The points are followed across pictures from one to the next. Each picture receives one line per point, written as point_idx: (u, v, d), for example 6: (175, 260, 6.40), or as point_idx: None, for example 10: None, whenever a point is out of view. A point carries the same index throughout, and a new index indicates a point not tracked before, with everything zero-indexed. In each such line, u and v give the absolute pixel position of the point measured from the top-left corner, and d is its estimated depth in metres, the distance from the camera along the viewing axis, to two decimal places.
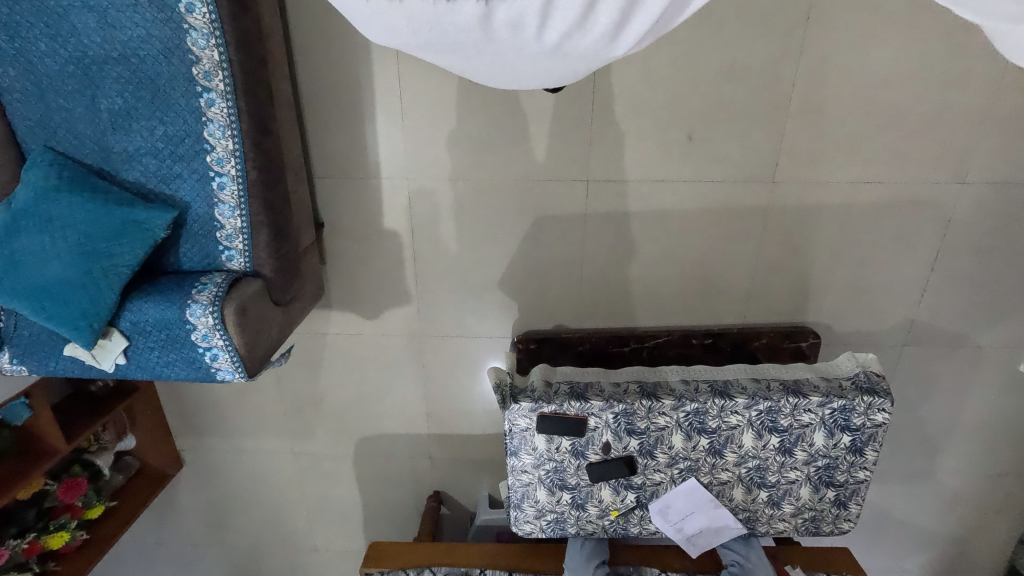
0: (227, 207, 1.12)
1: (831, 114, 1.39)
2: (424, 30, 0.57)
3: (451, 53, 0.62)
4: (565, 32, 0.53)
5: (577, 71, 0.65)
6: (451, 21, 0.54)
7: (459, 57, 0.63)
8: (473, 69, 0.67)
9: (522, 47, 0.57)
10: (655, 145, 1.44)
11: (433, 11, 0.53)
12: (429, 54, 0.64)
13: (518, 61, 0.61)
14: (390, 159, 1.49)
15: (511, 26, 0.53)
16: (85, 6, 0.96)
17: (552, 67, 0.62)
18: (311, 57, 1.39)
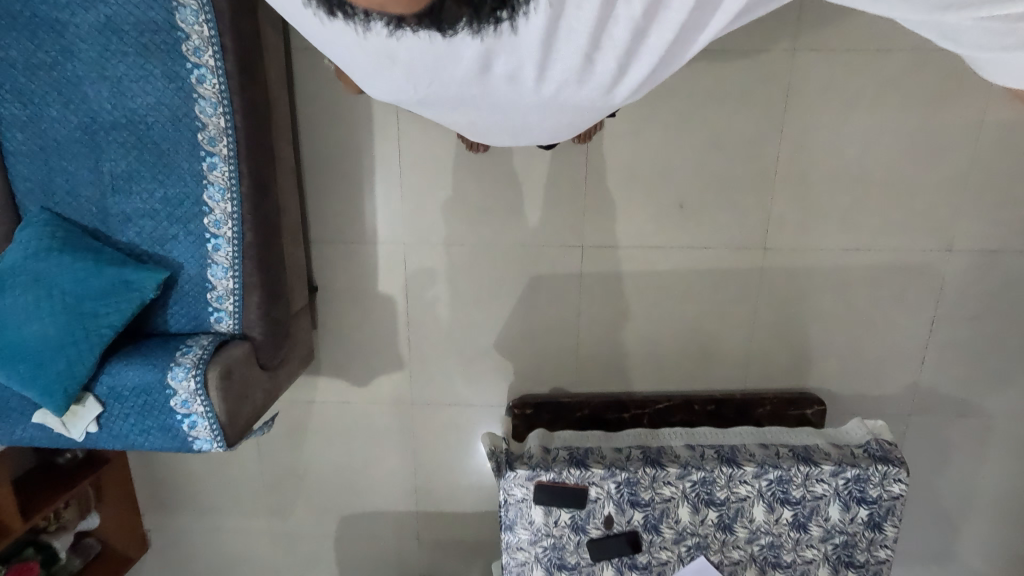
0: (220, 268, 1.11)
1: (814, 185, 1.44)
2: (421, 84, 0.57)
3: (450, 110, 0.63)
4: (560, 82, 0.54)
5: (573, 125, 0.67)
6: (449, 73, 0.55)
7: (456, 113, 0.64)
8: (470, 126, 0.68)
9: (520, 100, 0.58)
10: (647, 213, 1.48)
11: (432, 61, 0.53)
12: (425, 110, 0.65)
13: (515, 116, 0.62)
14: (388, 224, 1.51)
15: (507, 75, 0.54)
16: (100, 76, 1.00)
17: (549, 121, 0.63)
18: (314, 128, 1.44)
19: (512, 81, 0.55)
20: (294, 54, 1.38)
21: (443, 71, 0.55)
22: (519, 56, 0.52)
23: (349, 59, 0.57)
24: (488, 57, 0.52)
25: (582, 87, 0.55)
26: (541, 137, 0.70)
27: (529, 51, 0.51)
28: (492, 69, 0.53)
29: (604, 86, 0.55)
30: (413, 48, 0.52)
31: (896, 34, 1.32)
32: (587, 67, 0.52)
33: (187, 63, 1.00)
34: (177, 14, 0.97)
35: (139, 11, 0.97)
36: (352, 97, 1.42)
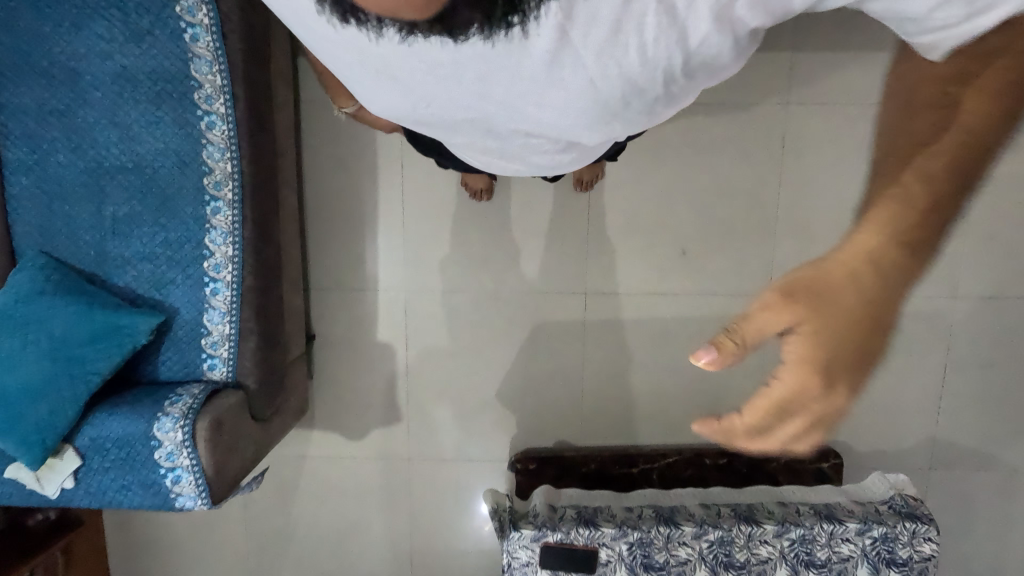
0: (217, 312, 1.08)
1: (814, 232, 1.46)
2: (413, 102, 0.50)
3: (442, 130, 0.55)
4: (585, 108, 0.48)
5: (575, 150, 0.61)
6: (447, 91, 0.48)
7: (449, 136, 0.57)
8: (464, 146, 0.61)
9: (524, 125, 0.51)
10: (650, 260, 1.48)
11: (441, 77, 0.46)
12: (414, 128, 0.57)
13: (527, 142, 0.55)
14: (389, 271, 1.50)
15: (514, 98, 0.47)
16: (111, 122, 1.01)
17: (553, 148, 0.57)
18: (319, 176, 1.46)
19: (518, 105, 0.48)
20: (302, 106, 1.41)
21: (441, 88, 0.47)
22: (531, 77, 0.45)
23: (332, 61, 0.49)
24: (495, 74, 0.45)
25: (595, 112, 0.48)
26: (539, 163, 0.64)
27: (543, 70, 0.44)
28: (498, 89, 0.46)
29: (617, 112, 0.49)
30: (410, 56, 0.45)
31: (884, 89, 1.38)
32: (605, 89, 0.46)
33: (198, 110, 1.02)
34: (191, 64, 1.00)
35: (155, 61, 1.00)
36: (358, 148, 1.45)
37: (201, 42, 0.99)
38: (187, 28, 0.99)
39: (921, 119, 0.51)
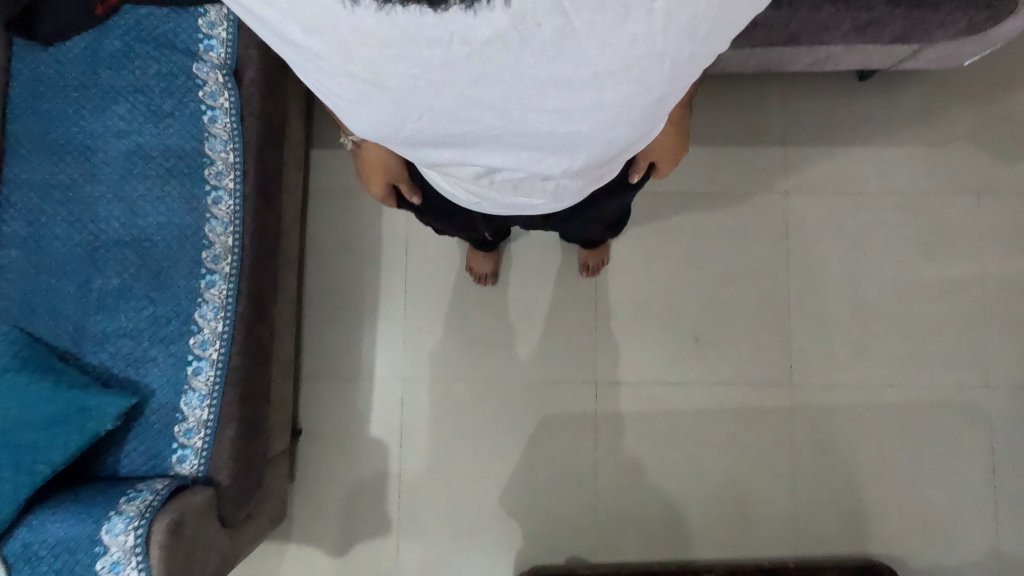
0: (196, 394, 0.98)
1: (829, 319, 1.41)
2: (399, 102, 0.44)
3: (425, 142, 0.50)
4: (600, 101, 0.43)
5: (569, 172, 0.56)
6: (436, 88, 0.42)
7: (434, 149, 0.51)
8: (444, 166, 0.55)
9: (520, 129, 0.46)
10: (662, 347, 1.41)
11: (436, 75, 0.41)
12: (392, 143, 0.51)
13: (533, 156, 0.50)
14: (387, 360, 1.42)
15: (519, 96, 0.42)
16: (116, 197, 1.00)
17: (548, 167, 0.51)
18: (321, 261, 1.43)
19: (514, 104, 0.43)
20: (310, 194, 1.43)
21: (430, 89, 0.42)
22: (532, 72, 0.40)
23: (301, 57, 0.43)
24: (492, 66, 0.40)
25: (601, 112, 0.44)
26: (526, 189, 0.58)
27: (545, 60, 0.39)
28: (492, 84, 0.41)
29: (622, 113, 0.45)
30: (395, 50, 0.40)
31: (878, 179, 1.42)
32: (610, 85, 0.42)
33: (206, 185, 1.01)
34: (206, 142, 1.02)
35: (171, 140, 1.02)
36: (362, 234, 1.44)
37: (219, 123, 1.02)
38: (207, 109, 1.02)
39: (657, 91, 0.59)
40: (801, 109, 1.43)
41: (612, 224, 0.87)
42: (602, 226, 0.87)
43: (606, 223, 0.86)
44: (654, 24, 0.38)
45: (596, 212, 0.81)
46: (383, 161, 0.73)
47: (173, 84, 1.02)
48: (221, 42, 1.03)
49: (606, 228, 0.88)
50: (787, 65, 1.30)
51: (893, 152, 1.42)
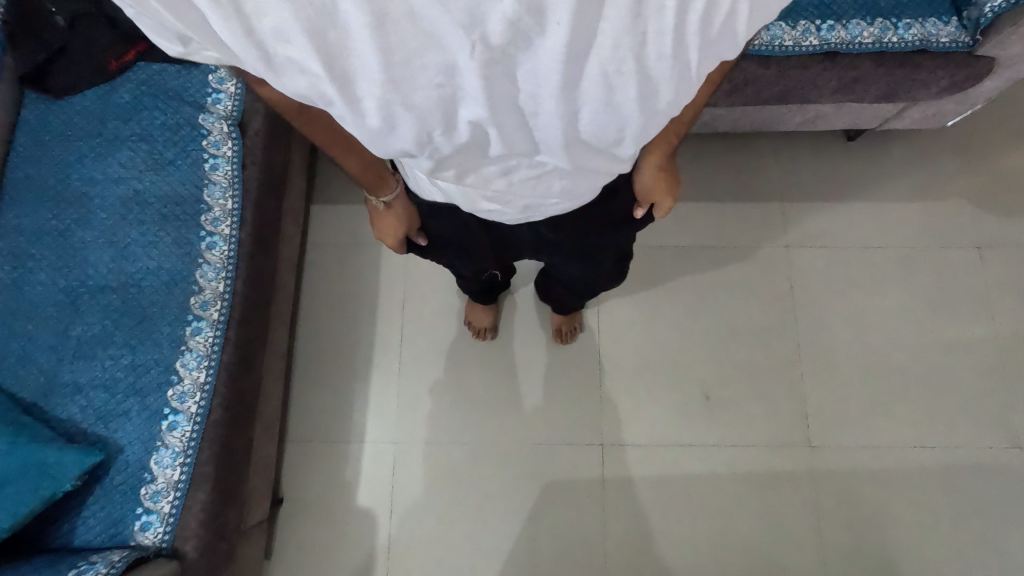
0: (169, 452, 0.90)
1: (843, 375, 1.35)
2: (416, 121, 0.43)
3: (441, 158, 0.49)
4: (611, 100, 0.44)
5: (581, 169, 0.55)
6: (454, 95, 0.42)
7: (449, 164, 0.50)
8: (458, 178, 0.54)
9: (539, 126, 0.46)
10: (671, 405, 1.33)
11: (454, 85, 0.41)
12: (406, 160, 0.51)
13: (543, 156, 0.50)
14: (379, 420, 1.33)
15: (534, 94, 0.43)
16: (107, 242, 0.98)
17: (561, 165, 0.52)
18: (314, 317, 1.38)
19: (532, 98, 0.43)
20: (307, 249, 1.41)
21: (448, 99, 0.42)
22: (547, 72, 0.41)
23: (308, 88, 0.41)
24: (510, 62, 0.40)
25: (619, 102, 0.44)
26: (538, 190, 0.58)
27: (561, 61, 0.40)
28: (511, 80, 0.42)
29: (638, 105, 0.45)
30: (415, 63, 0.39)
31: (877, 234, 1.43)
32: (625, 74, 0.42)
33: (202, 231, 0.99)
34: (205, 189, 1.01)
35: (170, 187, 1.01)
36: (358, 288, 1.41)
37: (220, 171, 1.02)
38: (209, 158, 1.02)
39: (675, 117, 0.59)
40: (795, 167, 1.46)
41: (621, 255, 0.84)
42: (610, 260, 0.83)
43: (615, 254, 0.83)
44: (664, 22, 0.40)
45: (605, 242, 0.77)
46: (400, 209, 0.72)
47: (178, 134, 1.03)
48: (228, 96, 1.06)
49: (615, 260, 0.84)
50: (778, 125, 1.34)
51: (890, 207, 1.44)
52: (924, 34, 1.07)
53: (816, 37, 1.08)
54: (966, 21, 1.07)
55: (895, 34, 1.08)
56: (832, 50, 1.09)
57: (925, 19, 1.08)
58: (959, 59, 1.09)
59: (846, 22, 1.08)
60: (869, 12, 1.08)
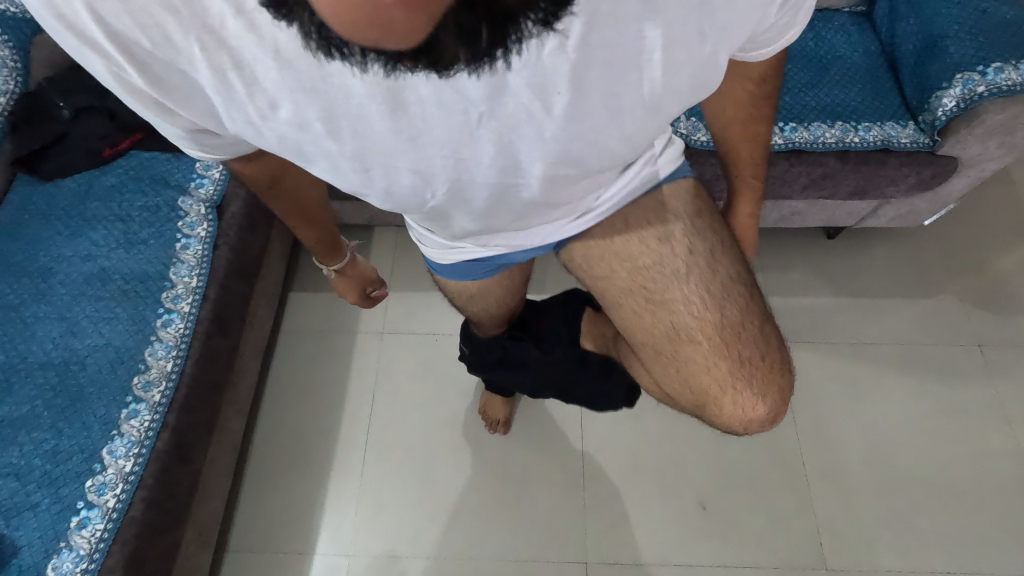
0: (71, 556, 0.78)
1: (856, 484, 1.22)
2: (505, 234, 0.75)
3: (427, 201, 0.63)
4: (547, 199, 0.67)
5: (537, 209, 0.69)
6: (473, 132, 0.53)
7: (436, 207, 0.64)
8: (431, 219, 0.70)
9: (544, 139, 0.55)
10: (664, 517, 1.20)
11: (509, 220, 0.70)
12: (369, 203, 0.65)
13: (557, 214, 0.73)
14: (335, 527, 1.18)
15: (528, 210, 0.69)
16: (59, 317, 0.94)
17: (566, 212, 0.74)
18: (279, 408, 1.30)
19: (531, 207, 0.68)
20: (282, 334, 1.38)
21: (509, 223, 0.71)
22: (522, 203, 0.66)
23: (190, 107, 0.53)
24: (525, 102, 0.51)
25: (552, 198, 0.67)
26: (499, 227, 0.73)
27: (530, 196, 0.65)
28: (519, 207, 0.67)
29: (562, 193, 0.67)
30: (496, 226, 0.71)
31: (871, 330, 1.38)
32: (624, 109, 0.56)
33: (160, 307, 0.96)
34: (171, 267, 1.00)
35: (136, 263, 0.99)
36: (328, 377, 1.33)
37: (190, 250, 1.02)
38: (182, 238, 1.03)
39: (751, 123, 0.77)
40: (779, 262, 1.46)
41: (735, 326, 0.76)
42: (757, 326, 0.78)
43: (717, 316, 0.76)
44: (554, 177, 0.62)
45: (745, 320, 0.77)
46: (350, 269, 0.90)
47: (155, 215, 1.04)
48: (212, 181, 1.10)
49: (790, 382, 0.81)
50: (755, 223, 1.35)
51: (881, 303, 1.40)
52: (884, 134, 1.13)
53: (781, 136, 1.13)
54: (923, 125, 1.13)
55: (856, 135, 1.13)
56: (798, 148, 1.13)
57: (884, 122, 1.15)
58: (922, 157, 1.13)
59: (807, 125, 1.15)
60: (829, 116, 1.16)
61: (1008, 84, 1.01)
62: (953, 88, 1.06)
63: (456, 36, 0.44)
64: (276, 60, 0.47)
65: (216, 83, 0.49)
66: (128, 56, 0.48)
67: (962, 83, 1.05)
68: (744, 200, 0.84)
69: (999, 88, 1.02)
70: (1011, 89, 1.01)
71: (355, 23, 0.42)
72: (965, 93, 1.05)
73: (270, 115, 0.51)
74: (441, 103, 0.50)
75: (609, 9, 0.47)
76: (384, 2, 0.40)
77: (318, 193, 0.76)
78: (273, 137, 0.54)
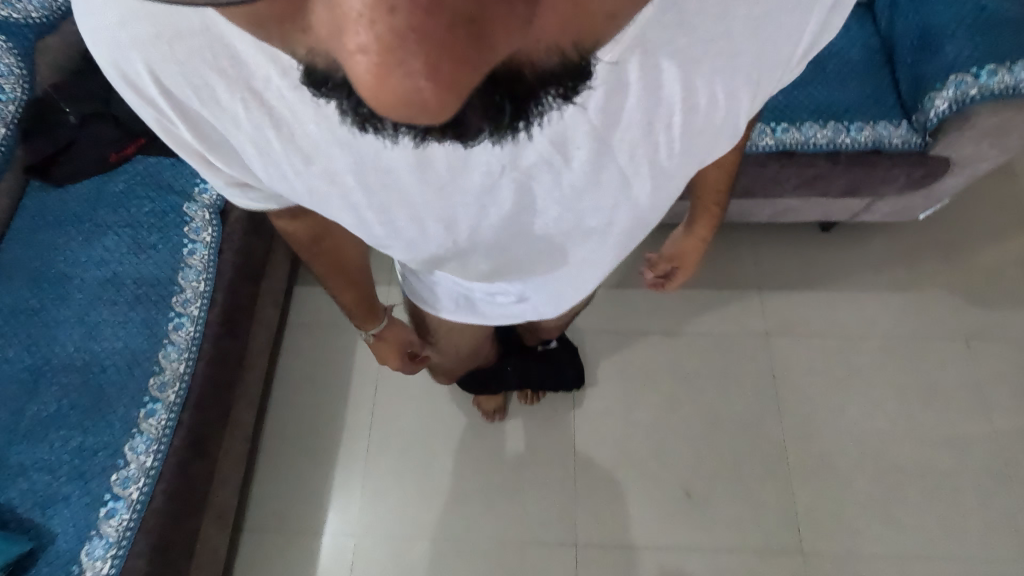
0: (102, 543, 0.86)
1: (836, 472, 1.28)
2: (526, 282, 0.75)
3: (447, 250, 0.63)
4: (571, 255, 0.67)
5: (558, 264, 0.69)
6: (495, 185, 0.53)
7: (457, 255, 0.65)
8: (450, 267, 0.70)
9: (568, 190, 0.55)
10: (651, 502, 1.27)
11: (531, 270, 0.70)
12: (392, 250, 0.66)
13: (582, 273, 0.72)
14: (342, 509, 1.27)
15: (552, 262, 0.68)
16: (78, 321, 1.00)
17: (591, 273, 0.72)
18: (286, 398, 1.37)
19: (554, 260, 0.68)
20: (288, 327, 1.44)
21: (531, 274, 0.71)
22: (546, 254, 0.66)
23: (230, 160, 0.57)
24: (547, 157, 0.51)
25: (574, 254, 0.67)
26: (519, 276, 0.72)
27: (553, 249, 0.64)
28: (543, 257, 0.67)
29: (586, 250, 0.66)
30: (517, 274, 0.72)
31: (860, 323, 1.41)
32: (645, 169, 0.55)
33: (170, 311, 1.02)
34: (180, 272, 1.05)
35: (147, 269, 1.05)
36: (333, 368, 1.40)
37: (197, 255, 1.07)
38: (188, 243, 1.07)
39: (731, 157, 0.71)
40: (771, 256, 1.48)
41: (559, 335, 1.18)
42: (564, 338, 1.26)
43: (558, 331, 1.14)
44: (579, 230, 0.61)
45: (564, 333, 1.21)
46: (388, 330, 0.89)
47: (162, 220, 1.09)
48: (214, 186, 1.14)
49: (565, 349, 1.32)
50: (749, 218, 1.36)
51: (871, 297, 1.43)
52: (875, 135, 1.14)
53: (772, 137, 1.14)
54: (915, 125, 1.13)
55: (848, 136, 1.14)
56: (788, 150, 1.14)
57: (876, 122, 1.15)
58: (912, 158, 1.14)
59: (799, 125, 1.14)
60: (821, 116, 1.15)
61: (999, 88, 1.00)
62: (945, 90, 1.06)
63: (482, 113, 0.40)
64: (312, 118, 0.49)
65: (255, 133, 0.51)
66: (179, 113, 0.52)
67: (953, 86, 1.05)
68: (705, 223, 0.85)
69: (991, 91, 1.01)
70: (1002, 93, 1.00)
71: (387, 103, 0.35)
72: (957, 96, 1.04)
73: (304, 168, 0.54)
74: (466, 159, 0.49)
75: (639, 64, 0.46)
76: (419, 82, 0.34)
77: (360, 249, 0.79)
78: (304, 186, 0.56)
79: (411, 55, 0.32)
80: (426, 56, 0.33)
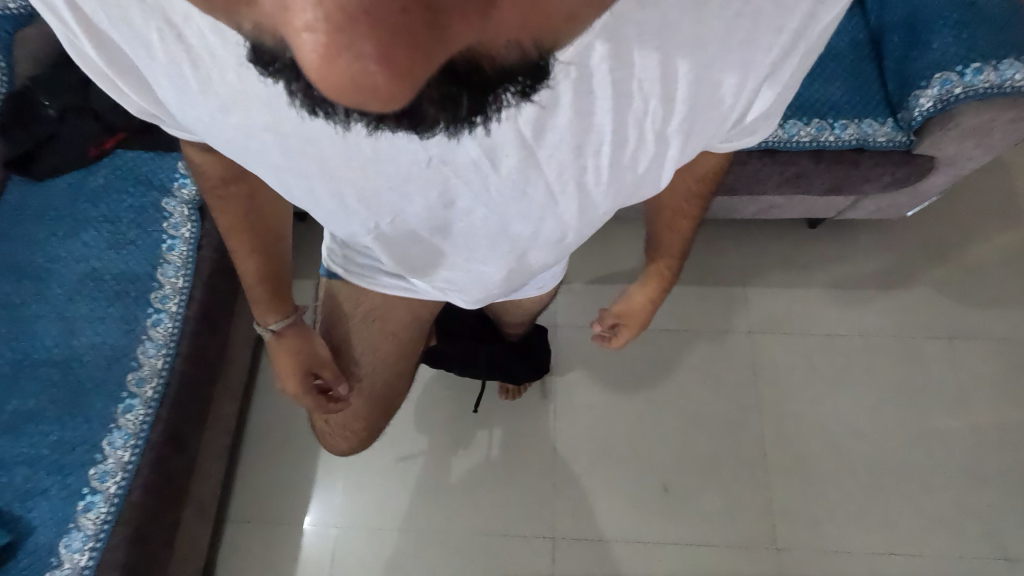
0: (80, 535, 0.88)
1: (815, 469, 1.29)
2: (453, 279, 0.74)
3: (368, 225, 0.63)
4: (493, 256, 0.66)
5: (481, 264, 0.69)
6: (415, 172, 0.53)
7: (377, 233, 0.65)
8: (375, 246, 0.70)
9: (491, 188, 0.55)
10: (629, 497, 1.28)
11: (455, 263, 0.70)
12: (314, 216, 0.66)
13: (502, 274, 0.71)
14: (324, 500, 1.29)
15: (473, 259, 0.68)
16: (58, 316, 1.01)
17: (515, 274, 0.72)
18: (270, 391, 1.38)
19: (474, 257, 0.67)
20: None
21: (454, 267, 0.71)
22: (468, 248, 0.65)
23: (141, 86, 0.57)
24: (478, 160, 0.51)
25: (492, 255, 0.66)
26: (445, 268, 0.73)
27: (474, 244, 0.64)
28: (465, 252, 0.67)
29: (510, 252, 0.66)
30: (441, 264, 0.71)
31: (843, 321, 1.40)
32: (573, 188, 0.56)
33: (149, 307, 1.02)
34: (158, 268, 1.05)
35: (125, 264, 1.05)
36: None
37: (176, 251, 1.07)
38: (167, 239, 1.08)
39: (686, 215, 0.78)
40: (756, 253, 1.47)
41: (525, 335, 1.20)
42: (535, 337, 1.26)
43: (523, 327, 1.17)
44: (501, 228, 0.61)
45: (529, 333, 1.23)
46: (296, 335, 0.86)
47: (141, 216, 1.09)
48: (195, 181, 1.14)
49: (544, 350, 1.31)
50: (733, 215, 1.35)
51: (856, 295, 1.42)
52: (860, 133, 1.12)
53: None
54: (899, 123, 1.11)
55: (832, 133, 1.12)
56: (771, 148, 1.12)
57: (861, 120, 1.12)
58: (897, 156, 1.12)
59: (783, 122, 1.13)
60: (805, 113, 1.13)
61: (985, 86, 1.00)
62: (931, 88, 1.04)
63: (439, 105, 0.40)
64: (233, 73, 0.48)
65: (172, 73, 0.50)
66: (87, 28, 0.51)
67: (940, 83, 1.04)
68: (655, 282, 0.86)
69: (975, 90, 1.01)
70: (987, 92, 1.00)
71: (340, 87, 0.36)
72: (942, 94, 1.03)
73: (220, 117, 0.53)
74: (395, 146, 0.50)
75: (608, 70, 0.46)
76: (369, 66, 0.35)
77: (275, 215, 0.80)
78: (223, 134, 0.56)
79: (362, 38, 0.34)
80: (378, 40, 0.34)
